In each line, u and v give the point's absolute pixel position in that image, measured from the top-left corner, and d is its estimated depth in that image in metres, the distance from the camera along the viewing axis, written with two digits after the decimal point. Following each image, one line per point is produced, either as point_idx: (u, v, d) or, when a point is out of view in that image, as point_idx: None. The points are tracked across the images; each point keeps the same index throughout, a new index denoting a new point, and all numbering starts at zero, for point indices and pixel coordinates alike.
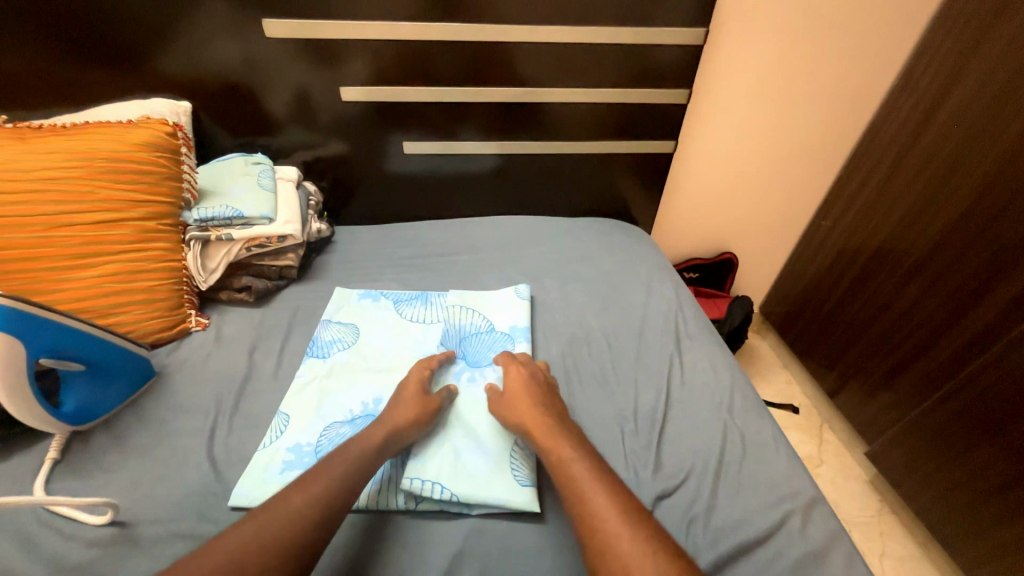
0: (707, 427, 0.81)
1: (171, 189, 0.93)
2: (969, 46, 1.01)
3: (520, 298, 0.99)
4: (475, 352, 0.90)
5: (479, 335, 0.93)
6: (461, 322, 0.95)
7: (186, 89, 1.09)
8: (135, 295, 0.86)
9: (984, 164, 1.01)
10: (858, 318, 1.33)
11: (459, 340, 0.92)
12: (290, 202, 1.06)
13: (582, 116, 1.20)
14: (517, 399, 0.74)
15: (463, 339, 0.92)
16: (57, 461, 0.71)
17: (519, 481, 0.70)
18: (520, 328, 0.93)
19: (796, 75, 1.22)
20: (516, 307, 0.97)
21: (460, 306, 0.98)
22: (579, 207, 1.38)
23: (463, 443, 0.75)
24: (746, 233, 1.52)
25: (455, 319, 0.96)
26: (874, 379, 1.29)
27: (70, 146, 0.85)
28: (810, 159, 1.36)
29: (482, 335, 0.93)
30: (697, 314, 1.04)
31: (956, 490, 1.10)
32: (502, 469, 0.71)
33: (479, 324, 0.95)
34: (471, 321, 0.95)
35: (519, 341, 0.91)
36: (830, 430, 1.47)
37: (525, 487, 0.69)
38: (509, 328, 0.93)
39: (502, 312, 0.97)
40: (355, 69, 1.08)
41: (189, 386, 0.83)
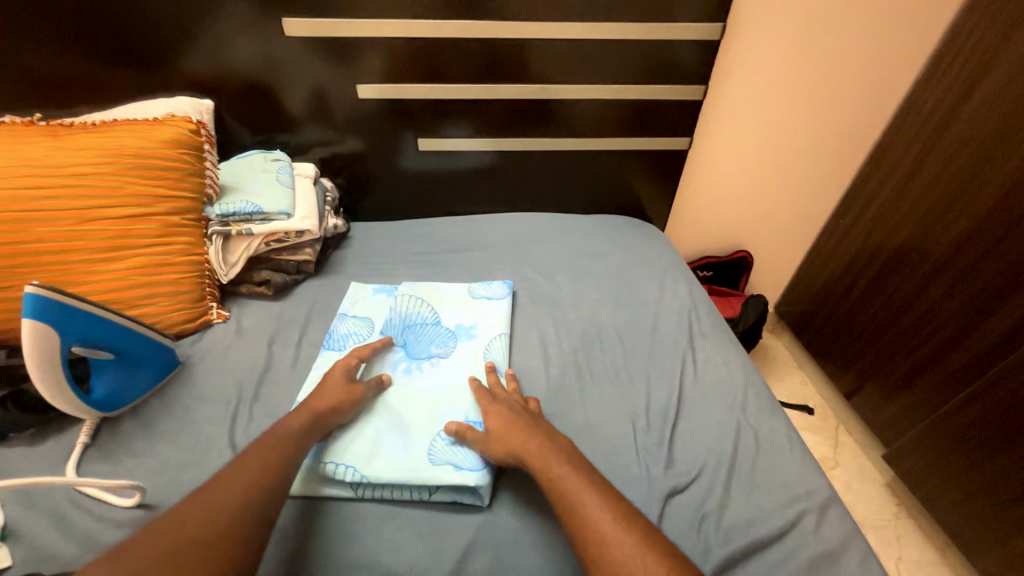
0: (720, 425, 0.80)
1: (195, 185, 0.96)
2: (998, 39, 0.98)
3: (472, 295, 1.00)
4: (416, 343, 0.91)
5: (424, 326, 0.94)
6: (408, 312, 0.96)
7: (209, 87, 1.12)
8: (161, 287, 0.89)
9: (1012, 161, 0.98)
10: (877, 319, 1.30)
11: (402, 329, 0.93)
12: (308, 197, 1.08)
13: (596, 113, 1.20)
14: None
15: (405, 328, 0.93)
16: (88, 446, 0.74)
17: (432, 461, 0.72)
18: (465, 326, 0.94)
19: (815, 70, 1.20)
20: (464, 305, 0.98)
21: (410, 296, 0.99)
22: (592, 203, 1.38)
23: (385, 428, 0.77)
24: (762, 231, 1.50)
25: (402, 308, 0.96)
26: (893, 381, 1.27)
27: (100, 143, 0.89)
28: (829, 156, 1.33)
29: (427, 326, 0.94)
30: (711, 312, 1.03)
31: (977, 496, 1.07)
32: (417, 452, 0.73)
33: (427, 315, 0.96)
34: (419, 311, 0.96)
35: (461, 337, 0.92)
36: (847, 432, 1.45)
37: (437, 465, 0.71)
38: (454, 326, 0.94)
39: (450, 307, 0.98)
40: (369, 67, 1.10)
41: (211, 375, 0.86)
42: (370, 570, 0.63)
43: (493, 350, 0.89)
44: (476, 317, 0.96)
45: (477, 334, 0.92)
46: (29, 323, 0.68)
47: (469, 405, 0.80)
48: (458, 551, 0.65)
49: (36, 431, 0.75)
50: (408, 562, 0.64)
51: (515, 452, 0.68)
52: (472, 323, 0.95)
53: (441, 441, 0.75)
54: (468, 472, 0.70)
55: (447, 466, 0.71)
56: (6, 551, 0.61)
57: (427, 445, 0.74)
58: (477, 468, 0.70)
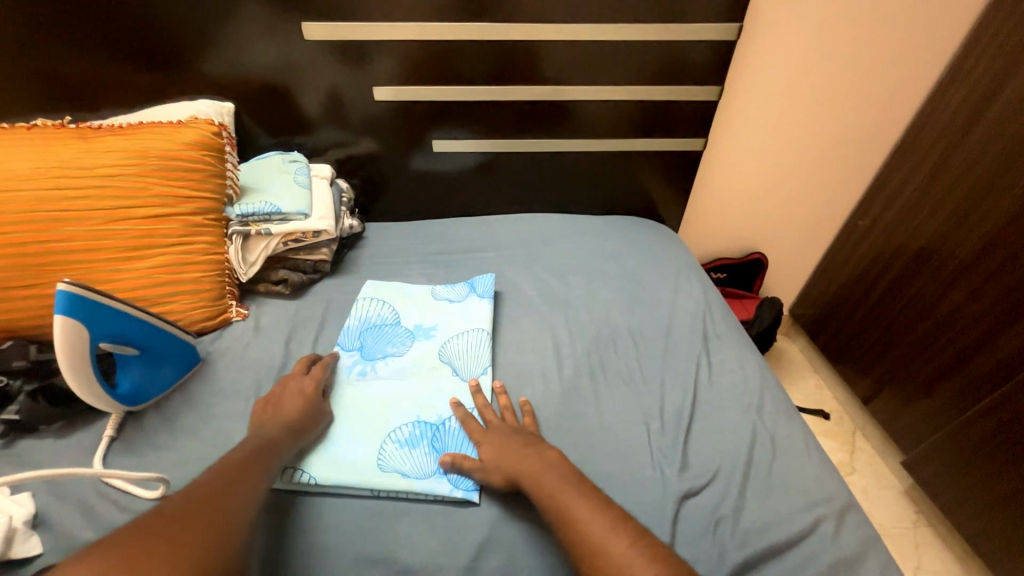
0: (736, 428, 0.80)
1: (217, 186, 0.98)
2: None
3: (436, 298, 1.01)
4: (373, 344, 0.92)
5: (383, 328, 0.95)
6: (368, 315, 0.97)
7: (229, 90, 1.14)
8: (183, 285, 0.91)
9: None
10: (897, 322, 1.28)
11: (358, 333, 0.94)
12: (324, 198, 1.10)
13: (609, 114, 1.20)
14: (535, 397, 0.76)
15: (362, 331, 0.94)
16: (113, 439, 0.76)
17: (380, 465, 0.73)
18: (424, 327, 0.95)
19: (835, 70, 1.18)
20: (423, 305, 1.00)
21: (371, 298, 1.00)
22: (604, 205, 1.38)
23: (337, 435, 0.77)
24: (777, 233, 1.48)
25: (361, 311, 0.98)
26: (912, 386, 1.25)
27: (126, 145, 0.91)
28: (846, 157, 1.31)
29: (386, 327, 0.95)
30: (725, 314, 1.02)
31: (1001, 505, 1.05)
32: (367, 455, 0.74)
33: (387, 315, 0.97)
34: (379, 312, 0.98)
35: (419, 339, 0.93)
36: (864, 438, 1.43)
37: (383, 470, 0.72)
38: (413, 326, 0.95)
39: (411, 307, 0.99)
40: (383, 70, 1.11)
41: (229, 371, 0.88)
42: (386, 565, 0.64)
43: (449, 350, 0.90)
44: (436, 317, 0.97)
45: (435, 334, 0.93)
46: (60, 319, 0.70)
47: (420, 406, 0.82)
48: (472, 549, 0.66)
49: (64, 423, 0.78)
50: (422, 557, 0.65)
51: (524, 453, 0.69)
52: (432, 324, 0.96)
53: (390, 447, 0.76)
54: (414, 479, 0.71)
55: (394, 473, 0.72)
56: (37, 539, 0.63)
57: (377, 449, 0.75)
58: (422, 476, 0.72)
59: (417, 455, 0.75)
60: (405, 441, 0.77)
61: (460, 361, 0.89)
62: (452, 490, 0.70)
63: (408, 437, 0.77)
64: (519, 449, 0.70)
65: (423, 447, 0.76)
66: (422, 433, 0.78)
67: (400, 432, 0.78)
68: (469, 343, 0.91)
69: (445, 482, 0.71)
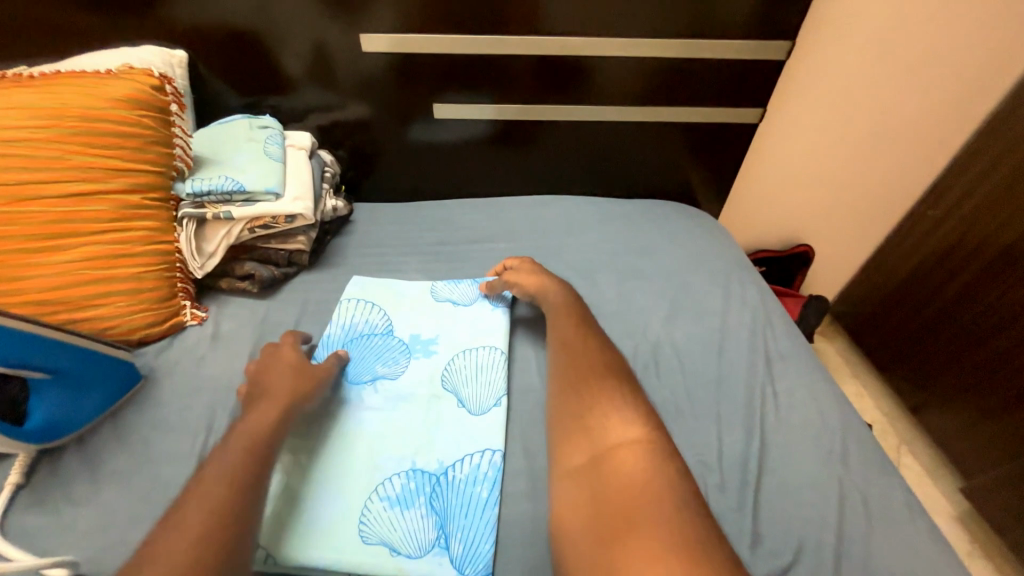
0: (817, 485, 0.63)
1: (161, 156, 0.78)
2: None
3: (437, 299, 0.83)
4: (358, 361, 0.74)
5: (372, 338, 0.77)
6: (352, 322, 0.79)
7: (186, 37, 0.92)
8: (118, 283, 0.72)
9: None
10: (970, 332, 1.05)
11: (341, 346, 0.76)
12: (301, 174, 0.89)
13: (646, 76, 0.99)
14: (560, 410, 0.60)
15: (346, 344, 0.76)
16: (20, 486, 0.60)
17: (365, 538, 0.57)
18: (422, 339, 0.77)
19: (934, 27, 0.92)
20: (420, 309, 0.81)
21: (357, 301, 0.81)
22: (633, 187, 1.17)
23: (312, 490, 0.61)
24: (829, 222, 1.22)
25: (345, 318, 0.79)
26: (981, 405, 1.05)
27: (38, 101, 0.71)
28: (926, 135, 1.03)
29: (373, 339, 0.77)
30: (787, 326, 0.84)
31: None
32: (349, 517, 0.59)
33: (376, 322, 0.79)
34: (367, 318, 0.79)
35: (416, 355, 0.75)
36: (912, 454, 1.24)
37: (369, 546, 0.57)
38: (408, 338, 0.77)
39: (406, 313, 0.81)
40: (376, 13, 0.89)
41: (178, 396, 0.70)
42: None
43: (453, 373, 0.73)
44: (438, 327, 0.79)
45: (436, 351, 0.76)
46: None
47: (416, 449, 0.65)
48: None
49: None
50: None
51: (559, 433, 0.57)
52: (431, 335, 0.78)
53: (378, 504, 0.60)
54: (405, 561, 0.56)
55: (381, 547, 0.57)
56: None
57: (360, 508, 0.60)
58: (420, 554, 0.57)
59: (412, 520, 0.59)
60: (398, 499, 0.60)
61: (468, 389, 0.71)
62: None
63: (401, 494, 0.61)
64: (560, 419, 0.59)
65: (419, 507, 0.60)
66: (419, 488, 0.61)
67: (390, 485, 0.61)
68: (478, 362, 0.74)
69: (449, 563, 0.56)
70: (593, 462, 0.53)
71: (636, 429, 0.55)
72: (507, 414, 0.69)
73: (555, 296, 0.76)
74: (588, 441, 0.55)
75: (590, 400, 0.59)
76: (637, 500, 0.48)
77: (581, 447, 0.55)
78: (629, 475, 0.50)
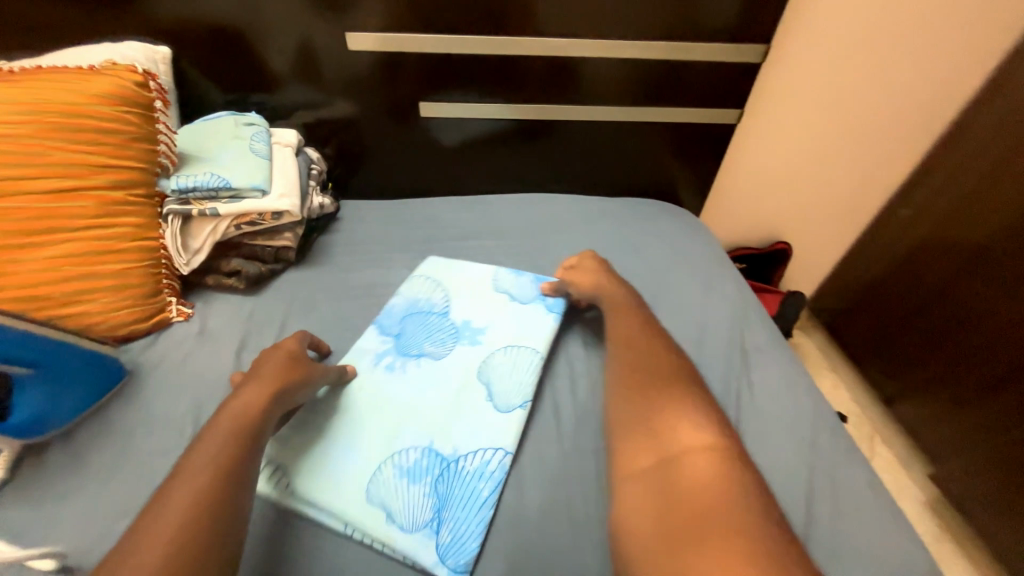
0: (786, 469, 0.67)
1: (144, 153, 0.78)
2: None
3: (495, 289, 0.86)
4: (413, 334, 0.80)
5: (429, 316, 0.83)
6: (416, 297, 0.85)
7: (168, 33, 0.92)
8: (102, 280, 0.72)
9: None
10: (938, 326, 1.10)
11: (400, 318, 0.82)
12: (287, 170, 0.90)
13: (629, 77, 1.01)
14: (630, 417, 0.61)
15: (405, 316, 0.82)
16: (5, 482, 0.60)
17: (369, 497, 0.62)
18: (472, 327, 0.81)
19: (902, 33, 0.95)
20: (477, 298, 0.85)
21: (423, 278, 0.88)
22: (617, 185, 1.20)
23: (339, 439, 0.68)
24: (805, 219, 1.27)
25: (410, 291, 0.86)
26: (947, 394, 1.10)
27: (17, 96, 0.71)
28: (896, 135, 1.07)
29: (430, 316, 0.82)
30: (765, 319, 0.87)
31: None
32: (362, 474, 0.64)
33: (436, 302, 0.84)
34: (429, 296, 0.85)
35: (462, 342, 0.79)
36: (884, 443, 1.29)
37: (370, 507, 0.61)
38: (460, 322, 0.81)
39: (464, 297, 0.85)
40: (362, 12, 0.90)
41: (164, 391, 0.71)
42: None
43: (491, 366, 0.75)
44: (489, 318, 0.82)
45: (482, 341, 0.79)
46: None
47: (436, 430, 0.68)
48: None
49: None
50: None
51: (630, 443, 0.59)
52: (482, 324, 0.81)
53: (388, 472, 0.64)
54: (397, 530, 0.59)
55: (380, 510, 0.61)
56: None
57: (373, 469, 0.65)
58: (411, 529, 0.60)
59: (414, 493, 0.62)
60: (407, 471, 0.64)
61: (497, 384, 0.72)
62: (437, 562, 0.57)
63: (413, 466, 0.65)
64: (635, 430, 0.60)
65: (423, 483, 0.63)
66: (429, 467, 0.65)
67: (405, 456, 0.66)
68: (515, 362, 0.75)
69: (433, 548, 0.58)
70: (661, 466, 0.55)
71: (705, 438, 0.57)
72: (529, 418, 0.70)
73: (614, 295, 0.78)
74: (657, 446, 0.57)
75: (662, 405, 0.61)
76: (709, 507, 0.49)
77: (650, 449, 0.57)
78: (701, 480, 0.52)
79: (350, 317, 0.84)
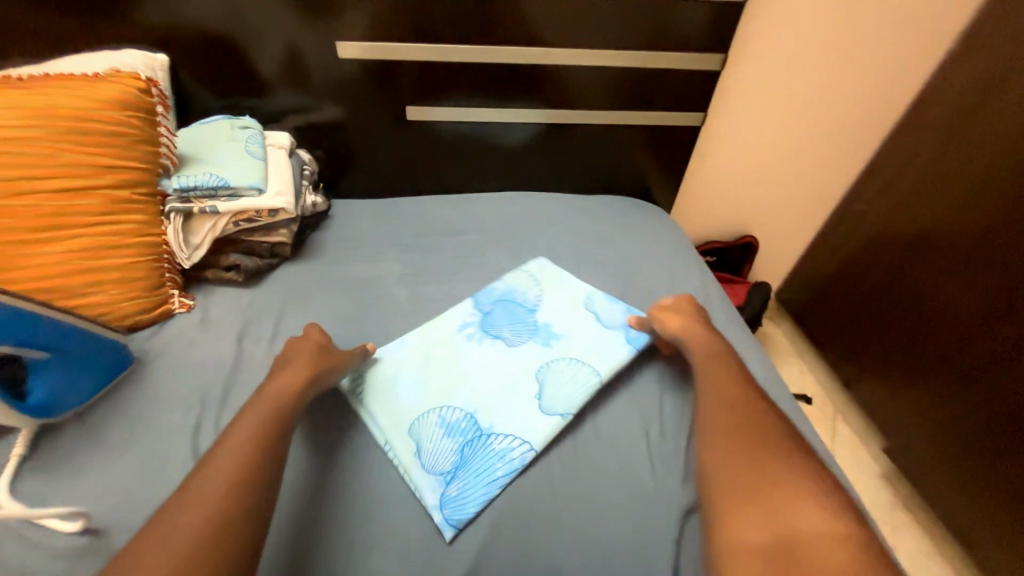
0: None
1: (147, 155, 0.83)
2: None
3: (586, 305, 0.92)
4: (500, 317, 0.89)
5: (518, 307, 0.91)
6: (516, 286, 0.95)
7: (164, 41, 0.97)
8: (109, 273, 0.77)
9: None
10: (888, 310, 1.20)
11: (496, 300, 0.92)
12: (281, 171, 0.95)
13: (601, 83, 1.09)
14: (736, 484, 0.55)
15: (499, 301, 0.92)
16: (25, 458, 0.65)
17: (410, 429, 0.73)
18: (548, 332, 0.87)
19: (844, 45, 1.06)
20: (569, 307, 0.91)
21: (526, 272, 0.97)
22: (592, 183, 1.28)
23: (407, 372, 0.80)
24: (768, 214, 1.37)
25: (512, 280, 0.96)
26: (897, 372, 1.21)
27: (28, 102, 0.75)
28: (843, 137, 1.18)
29: (518, 308, 0.91)
30: (725, 305, 0.97)
31: (1005, 509, 1.01)
32: (416, 408, 0.76)
33: (531, 297, 0.93)
34: (527, 290, 0.94)
35: (532, 339, 0.86)
36: (845, 422, 1.38)
37: (408, 438, 0.72)
38: (542, 323, 0.89)
39: (556, 300, 0.92)
40: (350, 23, 0.97)
41: (171, 375, 0.76)
42: None
43: (551, 371, 0.80)
44: (569, 326, 0.88)
45: (553, 346, 0.85)
46: None
47: (484, 405, 0.76)
48: None
49: None
50: None
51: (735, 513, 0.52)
52: (561, 331, 0.87)
53: (433, 420, 0.74)
54: (418, 466, 0.69)
55: (414, 446, 0.71)
56: None
57: (426, 409, 0.76)
58: (430, 470, 0.69)
59: (444, 445, 0.72)
60: (449, 427, 0.74)
61: (548, 389, 0.78)
62: (435, 506, 0.65)
63: (454, 424, 0.74)
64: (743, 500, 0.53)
65: (455, 441, 0.72)
66: (465, 429, 0.74)
67: (451, 414, 0.75)
68: (572, 373, 0.79)
69: (438, 493, 0.66)
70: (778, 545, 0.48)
71: (832, 523, 0.49)
72: (567, 428, 0.74)
73: (700, 339, 0.78)
74: (765, 516, 0.50)
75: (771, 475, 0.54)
76: None
77: (761, 524, 0.50)
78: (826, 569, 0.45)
79: (342, 308, 0.90)
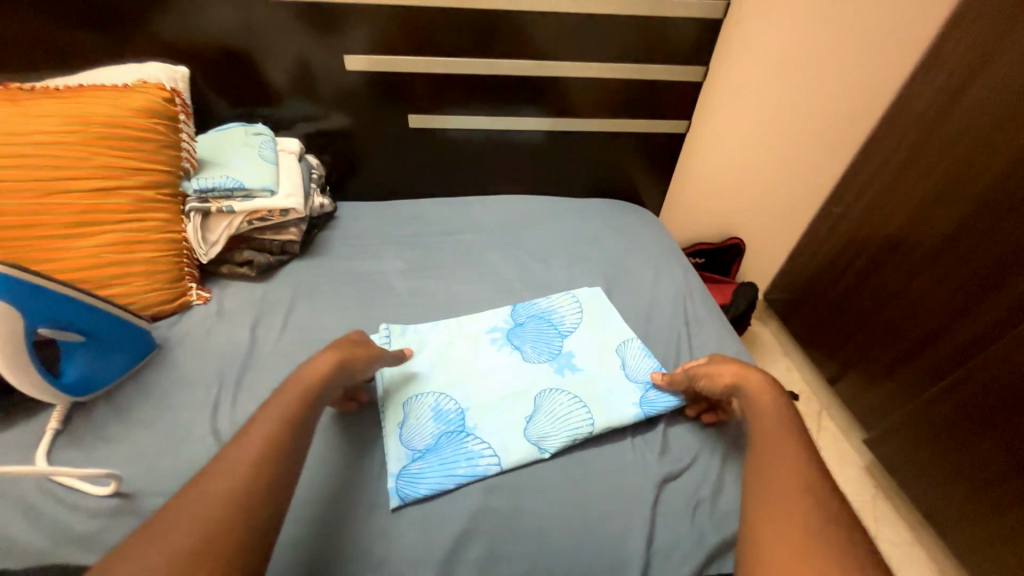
0: None
1: (170, 158, 0.91)
2: (991, 42, 0.93)
3: (619, 349, 0.89)
4: (529, 333, 0.92)
5: (550, 329, 0.93)
6: (557, 307, 0.97)
7: (184, 54, 1.05)
8: (135, 266, 0.84)
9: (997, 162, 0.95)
10: (866, 307, 1.26)
11: (531, 318, 0.95)
12: (292, 174, 1.02)
13: (590, 92, 1.17)
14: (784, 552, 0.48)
15: (534, 319, 0.94)
16: (59, 432, 0.71)
17: (409, 400, 0.80)
18: (567, 362, 0.87)
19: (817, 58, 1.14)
20: (601, 342, 0.91)
21: (571, 298, 0.98)
22: (584, 187, 1.35)
23: (428, 351, 0.88)
24: (751, 216, 1.44)
25: (557, 300, 0.98)
26: (875, 367, 1.26)
27: (65, 110, 0.83)
28: (820, 143, 1.25)
29: (549, 329, 0.93)
30: (706, 297, 1.04)
31: (972, 495, 1.05)
32: (426, 384, 0.83)
33: (567, 322, 0.94)
34: (566, 314, 0.95)
35: (548, 361, 0.87)
36: (829, 417, 1.43)
37: (404, 407, 0.79)
38: (567, 350, 0.89)
39: (591, 332, 0.92)
40: (356, 37, 1.04)
41: (190, 359, 0.82)
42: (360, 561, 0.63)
43: (550, 400, 0.81)
44: (593, 364, 0.87)
45: (566, 375, 0.85)
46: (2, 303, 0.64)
47: (478, 411, 0.79)
48: (449, 542, 0.65)
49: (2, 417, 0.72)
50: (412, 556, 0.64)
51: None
52: (584, 364, 0.87)
53: (427, 403, 0.80)
54: (397, 438, 0.75)
55: (405, 419, 0.78)
56: None
57: (432, 388, 0.82)
58: (408, 444, 0.74)
59: (427, 425, 0.77)
60: (439, 415, 0.79)
61: (541, 417, 0.78)
62: (393, 477, 0.71)
63: (444, 412, 0.79)
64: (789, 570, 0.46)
65: (436, 426, 0.77)
66: (450, 423, 0.78)
67: (445, 404, 0.80)
68: (569, 411, 0.79)
69: (398, 467, 0.72)
70: None
71: None
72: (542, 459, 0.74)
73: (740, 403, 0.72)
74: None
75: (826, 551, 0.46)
76: None
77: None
78: None
79: (348, 300, 0.96)
